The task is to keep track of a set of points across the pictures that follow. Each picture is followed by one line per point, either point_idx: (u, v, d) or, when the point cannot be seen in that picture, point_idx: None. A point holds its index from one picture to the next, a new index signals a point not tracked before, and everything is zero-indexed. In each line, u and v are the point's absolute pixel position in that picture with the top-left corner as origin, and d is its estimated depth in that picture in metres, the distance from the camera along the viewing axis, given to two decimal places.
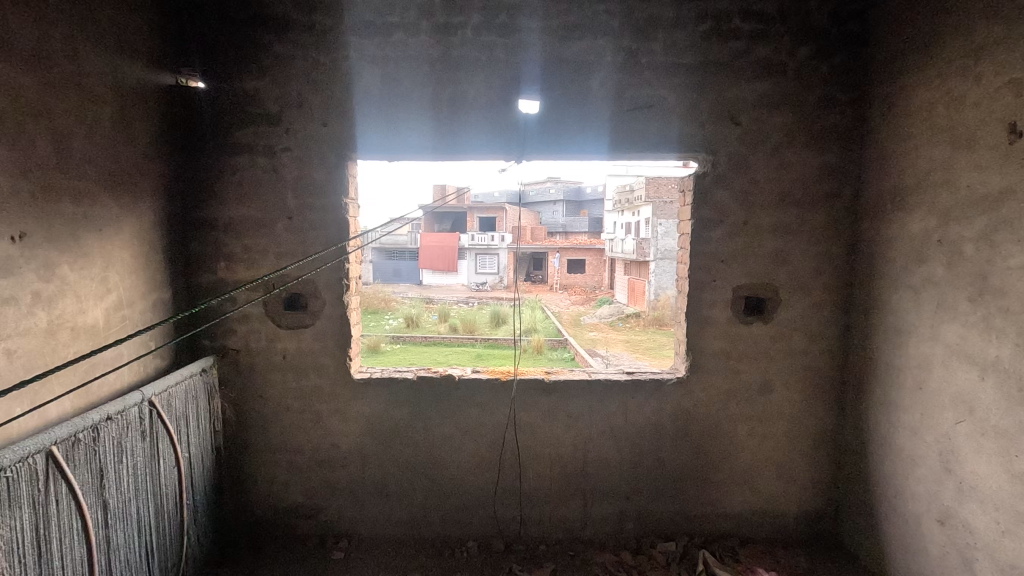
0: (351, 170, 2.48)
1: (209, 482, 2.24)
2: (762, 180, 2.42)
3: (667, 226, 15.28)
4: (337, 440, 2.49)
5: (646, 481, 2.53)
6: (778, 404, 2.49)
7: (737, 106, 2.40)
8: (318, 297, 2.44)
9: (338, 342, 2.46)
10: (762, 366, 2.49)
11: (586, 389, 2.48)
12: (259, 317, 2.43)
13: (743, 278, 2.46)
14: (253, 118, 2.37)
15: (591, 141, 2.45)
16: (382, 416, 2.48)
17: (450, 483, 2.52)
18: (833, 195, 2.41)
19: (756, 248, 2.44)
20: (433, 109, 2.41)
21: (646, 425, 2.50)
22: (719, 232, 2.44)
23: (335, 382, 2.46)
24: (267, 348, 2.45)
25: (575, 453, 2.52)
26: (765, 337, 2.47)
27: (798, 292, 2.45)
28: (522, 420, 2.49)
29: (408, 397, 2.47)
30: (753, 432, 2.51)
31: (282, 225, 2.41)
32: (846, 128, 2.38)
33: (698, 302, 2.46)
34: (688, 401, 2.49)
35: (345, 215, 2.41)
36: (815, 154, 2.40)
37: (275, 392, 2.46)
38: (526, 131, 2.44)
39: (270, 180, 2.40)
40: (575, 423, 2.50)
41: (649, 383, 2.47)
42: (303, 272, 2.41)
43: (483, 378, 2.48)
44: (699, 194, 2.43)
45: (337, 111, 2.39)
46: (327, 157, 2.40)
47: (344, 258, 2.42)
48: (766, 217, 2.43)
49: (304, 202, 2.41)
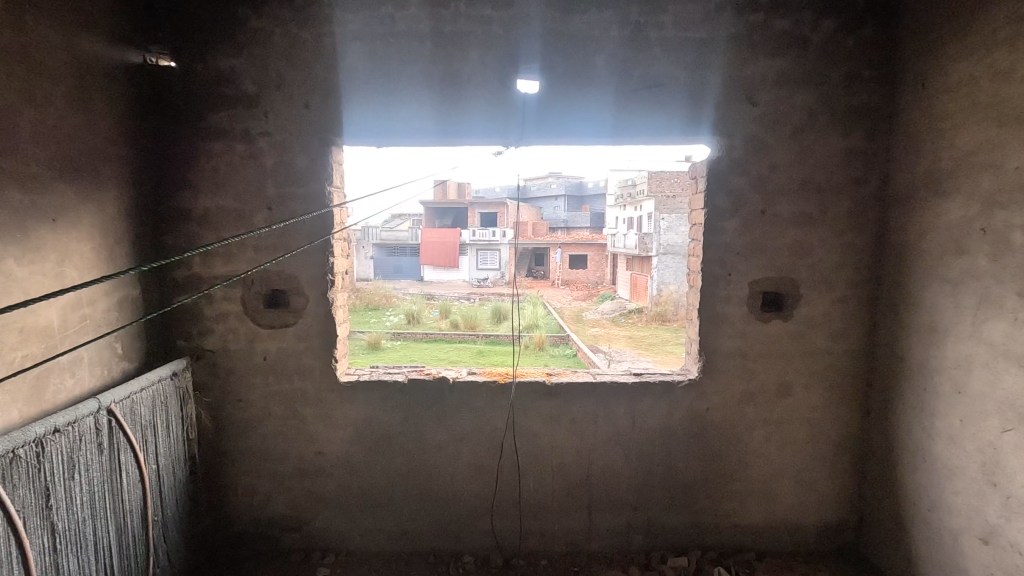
0: (336, 157, 2.30)
1: (181, 495, 2.07)
2: (781, 166, 2.23)
3: (670, 222, 15.23)
4: (323, 448, 2.31)
5: (656, 491, 2.35)
6: (798, 408, 2.31)
7: (754, 85, 2.21)
8: (302, 293, 2.27)
9: (323, 342, 2.28)
10: (781, 367, 2.30)
11: (591, 392, 2.30)
12: (238, 315, 2.26)
13: (761, 272, 2.27)
14: (228, 100, 2.19)
15: (596, 124, 2.27)
16: (371, 423, 2.31)
17: (445, 494, 2.35)
18: (859, 181, 2.22)
19: (775, 239, 2.25)
20: (424, 90, 2.23)
21: (655, 431, 2.32)
22: (735, 222, 2.25)
23: (320, 386, 2.29)
24: (247, 349, 2.27)
25: (579, 461, 2.34)
26: (784, 336, 2.29)
27: (820, 287, 2.26)
28: (522, 425, 2.31)
29: (400, 402, 2.30)
30: (771, 438, 2.33)
31: (261, 215, 2.23)
32: (873, 108, 2.19)
33: (712, 298, 2.27)
34: (701, 404, 2.31)
35: (329, 205, 2.23)
36: (839, 137, 2.21)
37: (255, 396, 2.28)
38: (524, 114, 2.26)
39: (248, 168, 2.21)
40: (578, 429, 2.32)
41: (658, 385, 2.29)
42: (285, 266, 2.24)
43: (479, 380, 2.30)
44: (713, 182, 2.24)
45: (321, 93, 2.20)
46: (310, 142, 2.22)
47: (329, 252, 2.24)
48: (785, 206, 2.24)
49: (285, 191, 2.23)
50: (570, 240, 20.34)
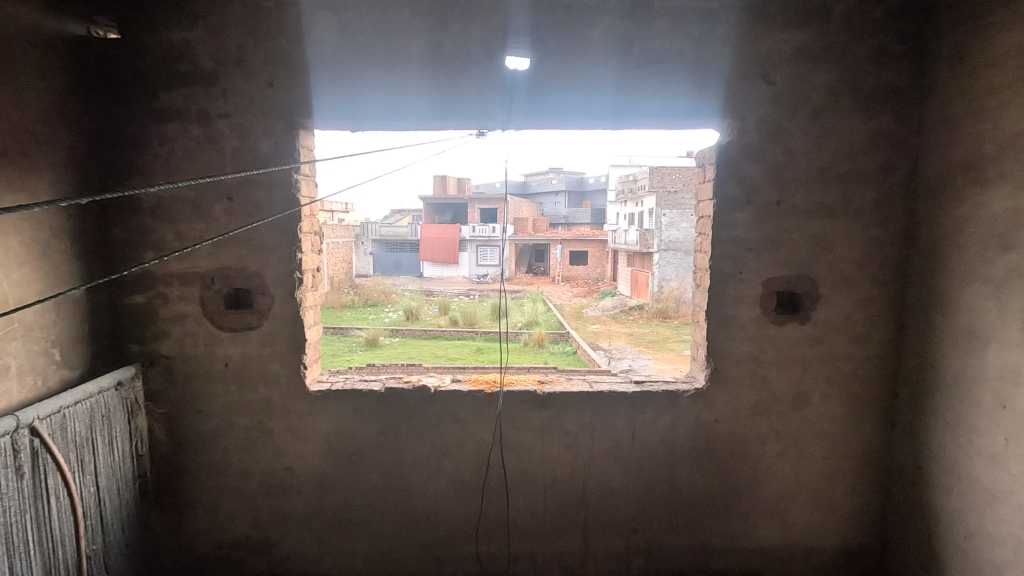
0: (306, 142, 2.08)
1: (125, 519, 1.85)
2: (799, 152, 2.00)
3: (671, 218, 15.08)
4: (292, 463, 2.10)
5: (658, 511, 2.14)
6: (814, 420, 2.10)
7: (770, 60, 1.98)
8: (266, 293, 2.05)
9: (291, 347, 2.06)
10: (796, 375, 2.08)
11: (587, 403, 2.08)
12: (196, 317, 2.04)
13: (775, 269, 2.05)
14: (183, 77, 1.96)
15: (592, 105, 2.05)
16: (344, 436, 2.09)
17: (427, 514, 2.14)
18: (884, 169, 1.99)
19: (791, 234, 2.03)
20: (401, 67, 2.00)
21: (658, 445, 2.11)
22: (747, 214, 2.03)
23: (288, 396, 2.07)
24: (207, 355, 2.05)
25: (573, 478, 2.12)
26: (801, 340, 2.07)
27: (840, 287, 2.04)
28: (510, 438, 2.10)
29: (375, 413, 2.08)
30: (785, 453, 2.11)
31: (220, 206, 2.00)
32: (901, 86, 1.96)
33: (721, 299, 2.05)
34: (708, 416, 2.09)
35: (296, 194, 2.00)
36: (864, 119, 1.98)
37: (216, 406, 2.07)
38: (512, 93, 2.04)
39: (205, 153, 1.99)
40: (573, 443, 2.11)
41: (661, 395, 2.08)
42: (248, 264, 2.03)
43: (463, 389, 2.08)
44: (723, 170, 2.02)
45: (286, 69, 1.97)
46: (274, 125, 1.99)
47: (296, 246, 2.02)
48: (803, 196, 2.02)
49: (246, 179, 2.00)
50: (570, 237, 20.17)
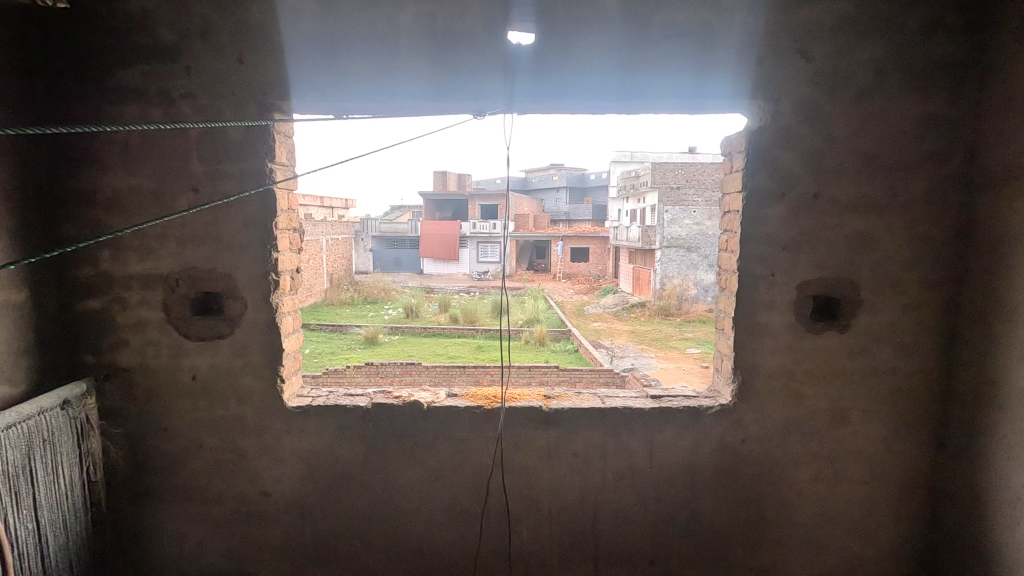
0: (282, 126, 1.85)
1: (65, 557, 1.63)
2: (840, 138, 1.77)
3: (674, 213, 14.78)
4: (268, 487, 1.87)
5: (678, 540, 1.91)
6: (854, 440, 1.87)
7: (808, 34, 1.74)
8: (237, 297, 1.81)
9: (266, 358, 1.84)
10: (835, 389, 1.85)
11: (599, 420, 1.85)
12: (159, 325, 1.81)
13: (812, 271, 1.82)
14: (141, 53, 1.73)
15: (606, 85, 1.81)
16: (326, 457, 1.87)
17: (420, 543, 1.91)
18: (936, 158, 1.76)
19: (830, 231, 1.80)
20: (388, 41, 1.76)
21: (679, 467, 1.88)
22: (779, 209, 1.80)
23: (263, 413, 1.85)
24: (172, 367, 1.83)
25: (583, 503, 1.90)
26: (841, 351, 1.84)
27: (885, 291, 1.81)
28: (512, 460, 1.87)
29: (361, 431, 1.86)
30: (821, 477, 1.89)
31: (185, 200, 1.77)
32: (957, 63, 1.72)
33: (750, 304, 1.83)
34: (735, 435, 1.87)
35: (271, 185, 1.77)
36: (914, 101, 1.74)
37: (182, 424, 1.84)
38: (514, 71, 1.80)
39: (167, 139, 1.75)
40: (583, 465, 1.88)
41: (682, 412, 1.85)
42: (217, 264, 1.80)
43: (459, 405, 1.86)
44: (753, 160, 1.79)
45: (257, 44, 1.74)
46: (245, 107, 1.76)
47: (272, 245, 1.80)
48: (843, 188, 1.78)
49: (214, 168, 1.77)
50: (571, 232, 19.91)
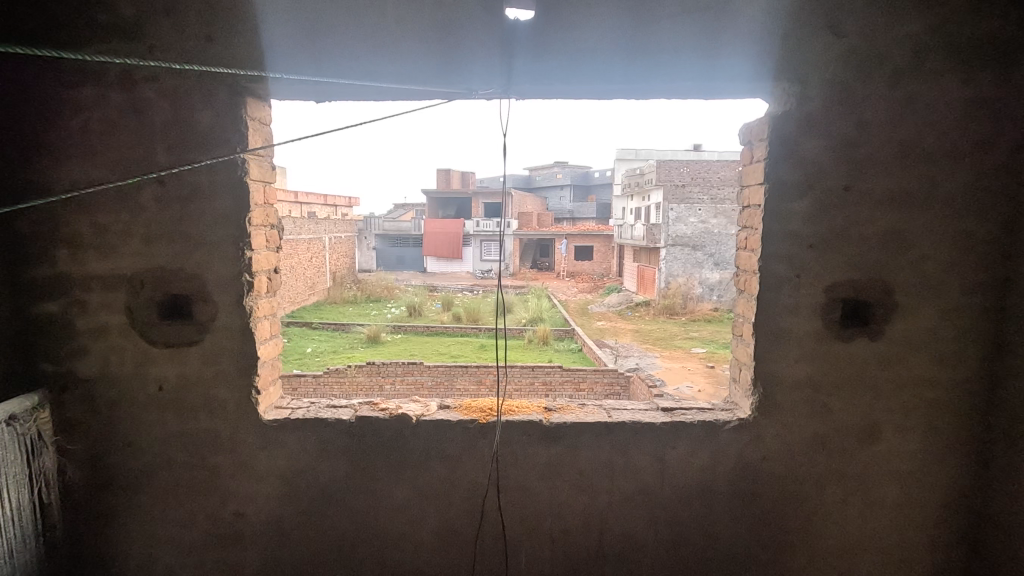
0: (256, 112, 1.69)
1: None
2: (873, 125, 1.59)
3: (679, 211, 14.54)
4: (242, 508, 1.71)
5: (691, 567, 1.74)
6: (886, 459, 1.70)
7: (840, 7, 1.56)
8: (208, 301, 1.65)
9: (240, 368, 1.68)
10: (865, 403, 1.67)
11: (604, 436, 1.69)
12: (122, 331, 1.65)
13: (841, 273, 1.64)
14: (100, 30, 1.56)
15: (615, 64, 1.63)
16: (306, 475, 1.71)
17: (408, 569, 1.75)
18: (981, 147, 1.58)
19: (862, 228, 1.62)
20: (373, 12, 1.59)
21: (692, 488, 1.71)
22: (805, 204, 1.63)
23: (237, 427, 1.69)
24: (137, 376, 1.67)
25: (587, 526, 1.73)
26: (873, 362, 1.66)
27: (922, 295, 1.63)
28: (510, 479, 1.71)
29: (344, 446, 1.70)
30: (849, 499, 1.71)
31: (150, 193, 1.61)
32: (1007, 40, 1.54)
33: (773, 309, 1.66)
34: (754, 452, 1.70)
35: (243, 177, 1.62)
36: (957, 82, 1.56)
37: (149, 439, 1.68)
38: (513, 49, 1.62)
39: (130, 126, 1.59)
40: (587, 485, 1.71)
41: (696, 427, 1.68)
42: (186, 264, 1.64)
43: (452, 418, 1.70)
44: (776, 149, 1.62)
45: (227, 20, 1.57)
46: (214, 91, 1.59)
47: (245, 243, 1.64)
48: (877, 181, 1.61)
49: (180, 158, 1.60)
50: (573, 230, 19.76)
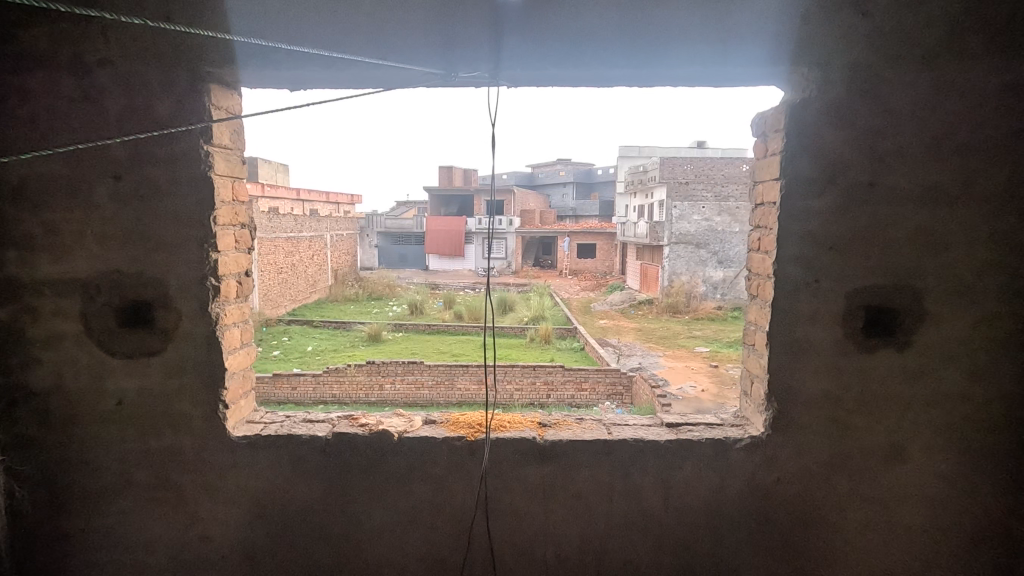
0: (223, 101, 1.55)
1: None
2: (900, 114, 1.44)
3: (683, 209, 14.35)
4: (209, 532, 1.58)
5: None
6: (913, 482, 1.55)
7: None
8: (169, 308, 1.51)
9: (206, 381, 1.54)
10: (890, 421, 1.53)
11: (604, 455, 1.55)
12: (77, 340, 1.51)
13: (864, 278, 1.49)
14: (47, 8, 1.42)
15: (617, 46, 1.48)
16: (278, 497, 1.57)
17: None
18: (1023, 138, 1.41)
19: (887, 229, 1.47)
20: None
21: (701, 512, 1.56)
22: (824, 202, 1.48)
23: (204, 445, 1.55)
24: (94, 390, 1.53)
25: (585, 553, 1.59)
26: (898, 376, 1.51)
27: (954, 303, 1.47)
28: (500, 502, 1.57)
29: (319, 466, 1.56)
30: (872, 525, 1.56)
31: (106, 190, 1.47)
32: None
33: (788, 318, 1.51)
34: (768, 474, 1.55)
35: (207, 172, 1.48)
36: (997, 66, 1.40)
37: (108, 457, 1.55)
38: (502, 29, 1.47)
39: (83, 115, 1.45)
40: (585, 508, 1.57)
41: (704, 445, 1.54)
42: (146, 268, 1.50)
43: (438, 436, 1.56)
44: (793, 141, 1.47)
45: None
46: (175, 78, 1.45)
47: (211, 245, 1.50)
48: (904, 176, 1.45)
49: (138, 151, 1.46)
50: (576, 228, 19.61)
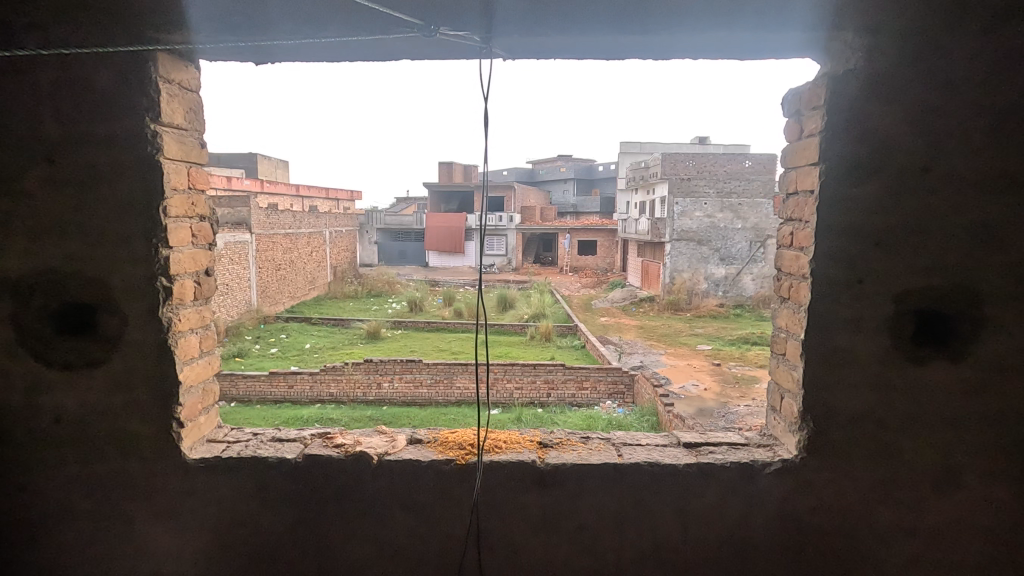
0: (176, 75, 1.35)
1: None
2: (959, 87, 1.23)
3: (685, 205, 14.13)
4: (163, 567, 1.38)
5: None
6: (967, 512, 1.35)
7: None
8: (113, 312, 1.31)
9: (157, 396, 1.34)
10: (942, 444, 1.33)
11: (613, 481, 1.35)
12: (10, 350, 1.32)
13: (915, 279, 1.29)
14: None
15: (628, 7, 1.28)
16: (240, 529, 1.37)
17: None
18: None
19: (942, 223, 1.27)
20: None
21: (725, 545, 1.37)
22: (869, 190, 1.28)
23: (156, 469, 1.35)
24: (29, 406, 1.33)
25: None
26: (953, 391, 1.31)
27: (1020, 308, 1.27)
28: (495, 534, 1.37)
29: (287, 493, 1.36)
30: (920, 561, 1.36)
31: (38, 176, 1.27)
32: None
33: (827, 325, 1.32)
34: (802, 502, 1.36)
35: (154, 155, 1.28)
36: None
37: (47, 483, 1.35)
38: None
39: (11, 89, 1.25)
40: (593, 541, 1.37)
41: (729, 469, 1.35)
42: (85, 265, 1.30)
43: (423, 458, 1.37)
44: (833, 120, 1.27)
45: None
46: (117, 45, 1.25)
47: (160, 240, 1.30)
48: (963, 161, 1.25)
49: (75, 130, 1.26)
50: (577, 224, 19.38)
